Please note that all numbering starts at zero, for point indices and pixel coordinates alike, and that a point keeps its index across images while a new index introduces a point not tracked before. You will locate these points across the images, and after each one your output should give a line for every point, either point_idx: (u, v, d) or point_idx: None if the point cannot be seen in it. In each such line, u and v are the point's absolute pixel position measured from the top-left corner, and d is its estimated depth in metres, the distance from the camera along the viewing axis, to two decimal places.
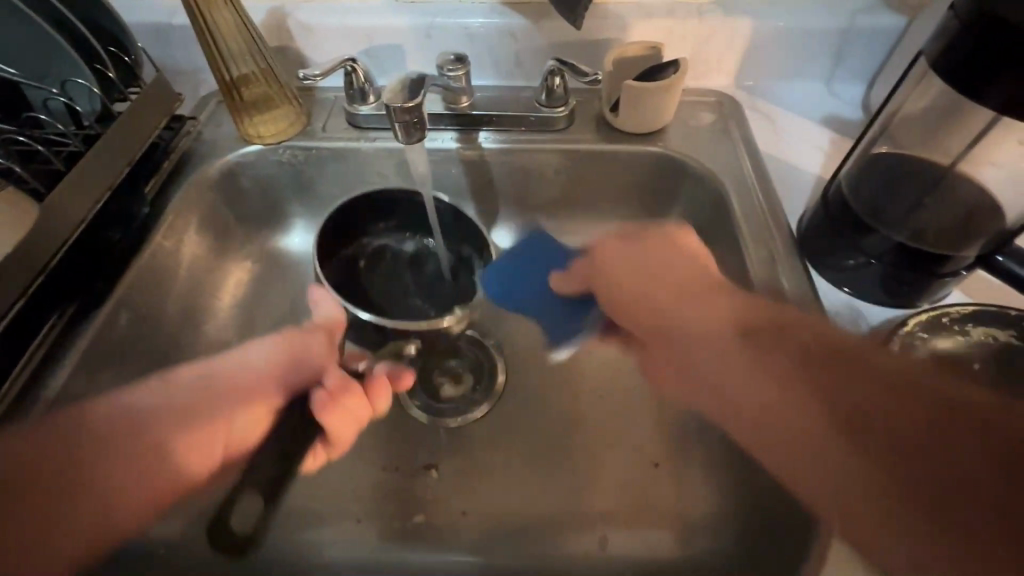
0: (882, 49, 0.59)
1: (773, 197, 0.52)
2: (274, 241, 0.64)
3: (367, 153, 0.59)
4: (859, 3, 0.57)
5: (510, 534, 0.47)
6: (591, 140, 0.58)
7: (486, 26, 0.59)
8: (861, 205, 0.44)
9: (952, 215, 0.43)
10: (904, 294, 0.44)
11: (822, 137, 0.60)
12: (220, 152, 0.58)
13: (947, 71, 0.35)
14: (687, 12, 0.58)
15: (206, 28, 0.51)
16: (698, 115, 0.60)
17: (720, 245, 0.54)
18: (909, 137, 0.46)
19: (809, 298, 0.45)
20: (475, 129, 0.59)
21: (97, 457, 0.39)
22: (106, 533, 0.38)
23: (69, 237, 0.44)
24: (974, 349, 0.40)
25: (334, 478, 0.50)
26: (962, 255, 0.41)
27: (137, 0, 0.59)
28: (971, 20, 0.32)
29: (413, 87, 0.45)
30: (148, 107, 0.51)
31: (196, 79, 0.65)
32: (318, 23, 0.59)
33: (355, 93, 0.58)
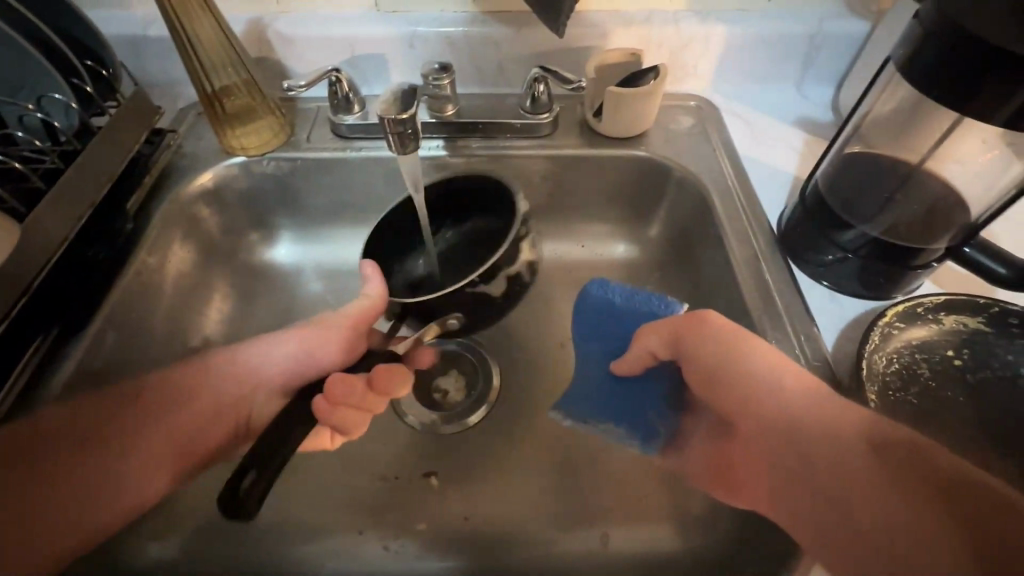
0: (848, 52, 0.62)
1: (753, 198, 0.54)
2: (260, 254, 0.63)
3: (353, 163, 0.58)
4: (825, 9, 0.60)
5: (513, 535, 0.48)
6: (576, 145, 0.59)
7: (469, 35, 0.59)
8: (836, 202, 0.46)
9: (921, 210, 0.45)
10: (880, 286, 0.46)
11: (796, 137, 0.62)
12: (202, 166, 0.57)
13: (913, 76, 0.37)
14: (664, 20, 0.60)
15: (186, 41, 0.50)
16: (678, 119, 0.62)
17: (704, 245, 0.56)
18: (880, 137, 0.49)
19: (791, 294, 0.47)
20: (462, 137, 0.59)
21: (124, 424, 0.41)
22: (115, 504, 0.38)
23: (52, 257, 0.43)
24: (948, 335, 0.42)
25: (333, 490, 0.50)
26: (933, 247, 0.43)
27: (111, 13, 0.58)
28: (935, 29, 0.35)
29: (406, 98, 0.46)
30: (128, 121, 0.50)
31: (173, 92, 0.64)
32: (299, 33, 0.59)
33: (340, 103, 0.58)
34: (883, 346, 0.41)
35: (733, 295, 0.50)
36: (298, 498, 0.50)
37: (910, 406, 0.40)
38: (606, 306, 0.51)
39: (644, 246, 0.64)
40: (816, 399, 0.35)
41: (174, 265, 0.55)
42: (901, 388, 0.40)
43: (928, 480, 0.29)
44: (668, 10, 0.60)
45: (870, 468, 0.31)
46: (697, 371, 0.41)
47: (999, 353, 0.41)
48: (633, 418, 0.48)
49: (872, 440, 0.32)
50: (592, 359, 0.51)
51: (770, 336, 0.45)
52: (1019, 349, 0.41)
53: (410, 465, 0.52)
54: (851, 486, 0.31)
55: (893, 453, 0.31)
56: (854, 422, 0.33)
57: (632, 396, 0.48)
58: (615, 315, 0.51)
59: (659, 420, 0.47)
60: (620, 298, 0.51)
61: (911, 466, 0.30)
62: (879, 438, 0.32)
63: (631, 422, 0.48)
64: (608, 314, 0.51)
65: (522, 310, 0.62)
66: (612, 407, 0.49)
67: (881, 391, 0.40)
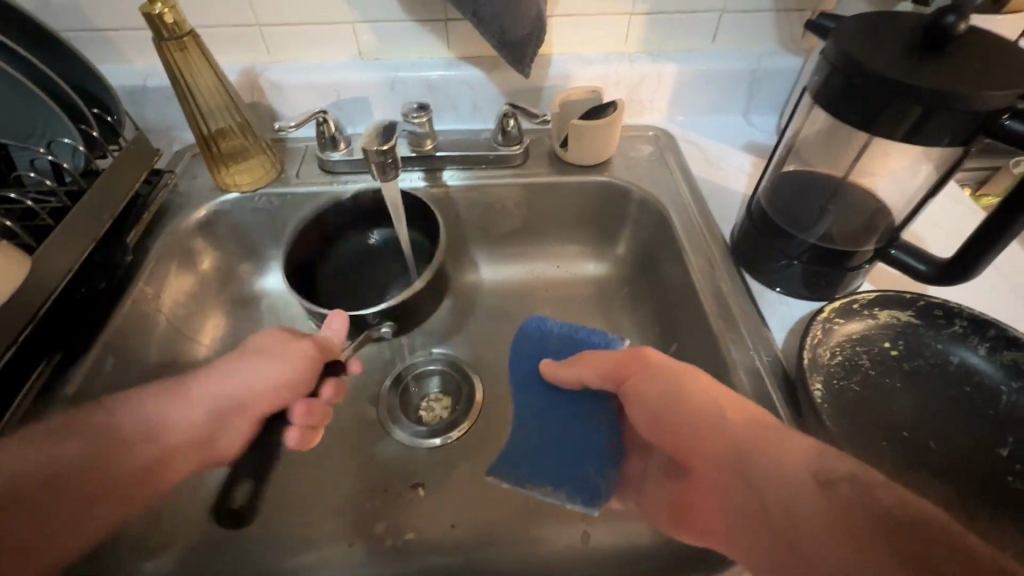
0: (786, 85, 0.69)
1: (707, 215, 0.60)
2: (251, 283, 0.66)
3: (340, 196, 0.63)
4: (762, 49, 0.67)
5: (496, 536, 0.50)
6: (546, 174, 0.64)
7: (444, 77, 0.65)
8: (777, 214, 0.51)
9: (849, 219, 0.50)
10: (821, 287, 0.51)
11: (745, 160, 0.68)
12: (198, 202, 0.61)
13: (827, 102, 0.42)
14: (620, 61, 0.67)
15: (186, 88, 0.54)
16: (638, 148, 0.68)
17: (666, 259, 0.61)
18: (812, 155, 0.54)
19: (744, 299, 0.52)
20: (439, 169, 0.64)
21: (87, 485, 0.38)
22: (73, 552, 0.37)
23: (58, 286, 0.46)
24: (882, 328, 0.46)
25: (322, 502, 0.52)
26: (863, 250, 0.48)
27: (114, 68, 0.63)
28: (836, 63, 0.40)
29: (388, 132, 0.51)
30: (130, 161, 0.54)
31: (169, 136, 0.68)
32: (287, 80, 0.64)
33: (326, 141, 0.63)
34: (826, 341, 0.45)
35: (693, 302, 0.54)
36: (289, 512, 0.51)
37: (853, 393, 0.44)
38: (542, 341, 0.58)
39: (613, 263, 0.68)
40: (740, 412, 0.36)
41: (168, 295, 0.58)
42: (844, 377, 0.44)
43: (874, 517, 0.27)
44: (623, 53, 0.67)
45: (820, 511, 0.29)
46: (648, 413, 0.42)
47: (930, 343, 0.46)
48: (575, 476, 0.49)
49: (818, 474, 0.31)
50: (526, 409, 0.54)
51: (726, 337, 0.49)
52: (947, 338, 0.46)
53: (397, 477, 0.54)
54: (802, 523, 0.29)
55: (836, 491, 0.29)
56: (796, 455, 0.32)
57: (576, 443, 0.50)
58: (550, 352, 0.57)
59: (601, 478, 0.48)
60: (558, 334, 0.57)
61: (855, 500, 0.29)
62: (826, 473, 0.31)
63: (570, 478, 0.49)
64: (543, 349, 0.57)
65: (501, 328, 0.66)
66: (551, 469, 0.50)
67: (825, 380, 0.44)
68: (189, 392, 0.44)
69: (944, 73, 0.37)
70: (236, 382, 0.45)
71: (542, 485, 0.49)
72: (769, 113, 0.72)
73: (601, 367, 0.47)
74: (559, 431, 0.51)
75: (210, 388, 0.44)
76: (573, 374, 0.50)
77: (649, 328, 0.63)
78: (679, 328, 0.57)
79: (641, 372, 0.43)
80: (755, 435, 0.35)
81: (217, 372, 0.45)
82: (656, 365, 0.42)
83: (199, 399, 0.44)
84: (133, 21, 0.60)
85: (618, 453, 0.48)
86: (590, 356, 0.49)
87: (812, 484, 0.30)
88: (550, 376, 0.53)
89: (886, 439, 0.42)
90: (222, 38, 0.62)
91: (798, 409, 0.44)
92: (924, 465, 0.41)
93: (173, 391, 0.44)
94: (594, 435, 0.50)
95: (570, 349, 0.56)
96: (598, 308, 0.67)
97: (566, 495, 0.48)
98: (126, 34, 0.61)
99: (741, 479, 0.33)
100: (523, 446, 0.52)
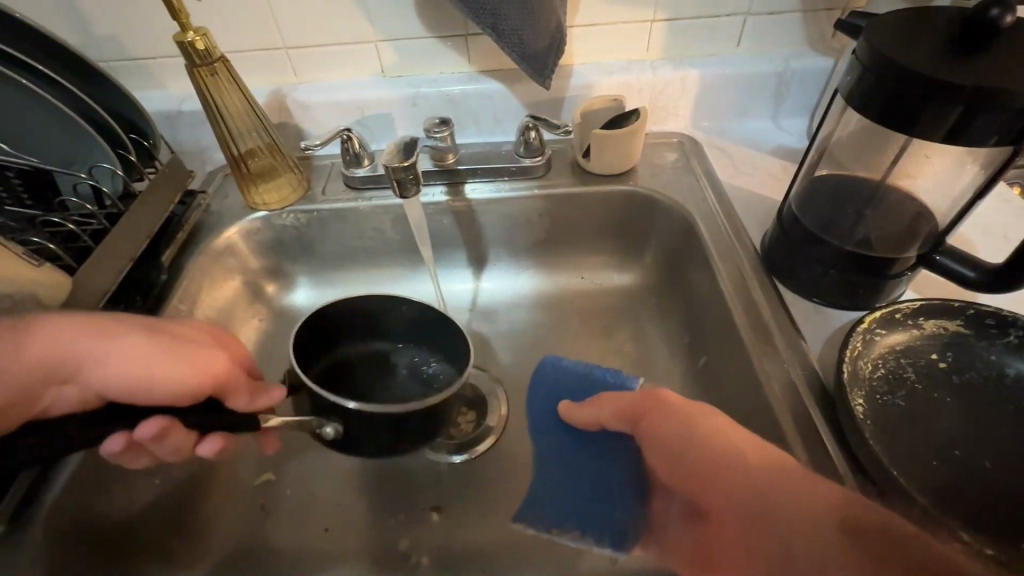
0: (817, 86, 0.67)
1: (736, 223, 0.58)
2: (281, 299, 0.68)
3: (365, 211, 0.64)
4: (790, 51, 0.66)
5: (524, 555, 0.49)
6: (569, 184, 0.64)
7: (464, 91, 0.66)
8: (810, 221, 0.49)
9: (889, 224, 0.48)
10: (860, 296, 0.48)
11: (774, 165, 0.66)
12: (228, 221, 0.62)
13: (858, 103, 0.41)
14: (642, 69, 0.66)
15: (217, 112, 0.56)
16: (662, 155, 0.67)
17: (693, 269, 0.59)
18: (846, 157, 0.52)
19: (778, 310, 0.50)
20: (462, 182, 0.64)
21: None
22: None
23: (97, 306, 0.48)
24: (927, 339, 0.44)
25: (350, 518, 0.52)
26: (904, 256, 0.46)
27: (152, 94, 0.66)
28: (868, 62, 0.39)
29: (409, 148, 0.51)
30: (166, 183, 0.57)
31: (203, 157, 0.71)
32: (314, 99, 0.66)
33: (351, 158, 0.64)
34: (866, 353, 0.43)
35: (722, 313, 0.53)
36: (319, 526, 0.52)
37: (897, 409, 0.42)
38: (557, 378, 0.57)
39: (638, 273, 0.67)
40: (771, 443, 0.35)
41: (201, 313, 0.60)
42: (888, 392, 0.42)
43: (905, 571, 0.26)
44: (645, 60, 0.66)
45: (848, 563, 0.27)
46: (664, 450, 0.40)
47: (982, 354, 0.43)
48: (599, 520, 0.48)
49: (843, 522, 0.29)
50: (545, 452, 0.53)
51: (760, 351, 0.47)
52: (1000, 349, 0.43)
53: (422, 494, 0.54)
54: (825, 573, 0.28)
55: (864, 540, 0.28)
56: (824, 494, 0.31)
57: (601, 489, 0.49)
58: (564, 389, 0.57)
59: (626, 517, 0.47)
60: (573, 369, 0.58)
61: (881, 550, 0.27)
62: (851, 519, 0.29)
63: (594, 520, 0.48)
64: (559, 387, 0.57)
65: (526, 340, 0.65)
66: (575, 513, 0.49)
67: (867, 395, 0.42)
68: (24, 344, 0.38)
69: (985, 69, 0.35)
70: (90, 345, 0.40)
71: (568, 530, 0.48)
72: (799, 116, 0.70)
73: (619, 408, 0.45)
74: (574, 471, 0.51)
75: (51, 345, 0.39)
76: (592, 415, 0.48)
77: (677, 339, 0.61)
78: (708, 341, 0.55)
79: (659, 414, 0.41)
80: (784, 468, 0.33)
81: (78, 334, 0.40)
82: (671, 402, 0.40)
83: (37, 348, 0.38)
84: (169, 49, 0.63)
85: (639, 491, 0.47)
86: (607, 398, 0.47)
87: (831, 533, 0.29)
88: (565, 416, 0.52)
89: (937, 459, 0.39)
90: (252, 63, 0.65)
91: (839, 426, 0.42)
92: (982, 486, 0.38)
93: (12, 333, 0.38)
94: (614, 476, 0.49)
95: (586, 387, 0.56)
96: (624, 320, 0.65)
97: (594, 538, 0.47)
98: (162, 62, 0.64)
99: (756, 524, 0.32)
100: (546, 489, 0.51)
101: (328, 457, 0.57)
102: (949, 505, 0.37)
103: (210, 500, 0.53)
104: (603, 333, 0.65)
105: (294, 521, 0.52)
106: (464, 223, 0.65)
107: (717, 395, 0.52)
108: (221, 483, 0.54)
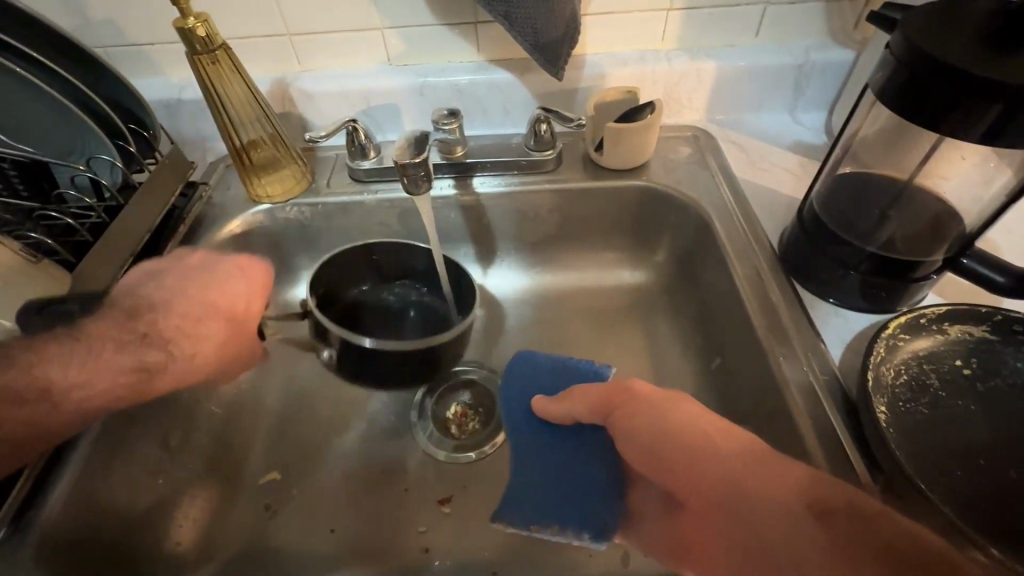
0: (836, 79, 0.65)
1: (754, 223, 0.56)
2: (283, 294, 0.67)
3: (371, 205, 0.62)
4: (809, 42, 0.64)
5: (534, 558, 0.49)
6: (580, 178, 0.62)
7: (473, 81, 0.64)
8: (832, 220, 0.48)
9: (915, 224, 0.47)
10: (882, 299, 0.47)
11: (791, 160, 0.64)
12: (231, 214, 0.61)
13: (890, 101, 0.39)
14: (656, 59, 0.64)
15: (218, 101, 0.54)
16: (676, 149, 0.65)
17: (707, 266, 0.58)
18: (869, 155, 0.51)
19: (797, 313, 0.48)
20: (470, 176, 0.62)
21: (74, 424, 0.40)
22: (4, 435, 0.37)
23: (95, 303, 0.47)
24: (952, 344, 0.43)
25: (356, 519, 0.52)
26: (931, 259, 0.44)
27: (150, 81, 0.64)
28: (904, 57, 0.37)
29: (419, 143, 0.50)
30: (166, 176, 0.56)
31: (204, 146, 0.69)
32: (318, 88, 0.64)
33: (356, 150, 0.62)
34: (889, 358, 0.42)
35: (738, 313, 0.51)
36: (325, 527, 0.51)
37: (921, 416, 0.41)
38: (532, 376, 0.55)
39: (650, 271, 0.66)
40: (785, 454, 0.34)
41: None
42: (911, 399, 0.41)
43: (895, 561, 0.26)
44: (660, 51, 0.64)
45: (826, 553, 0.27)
46: (643, 450, 0.38)
47: (1008, 361, 0.42)
48: (578, 512, 0.46)
49: (812, 506, 0.29)
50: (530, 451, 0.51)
51: (779, 353, 0.46)
52: None
53: (428, 493, 0.53)
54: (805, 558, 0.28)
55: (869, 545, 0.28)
56: (799, 487, 0.30)
57: (582, 480, 0.48)
58: (541, 387, 0.54)
59: (606, 510, 0.46)
60: (547, 368, 0.55)
61: (855, 533, 0.27)
62: (820, 505, 0.29)
63: (576, 513, 0.46)
64: (535, 384, 0.55)
65: (534, 337, 0.64)
66: (558, 506, 0.47)
67: (890, 402, 0.41)
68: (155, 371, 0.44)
69: None
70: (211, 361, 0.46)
71: (548, 525, 0.47)
72: (816, 110, 0.68)
73: (592, 403, 0.45)
74: (557, 467, 0.49)
75: (172, 370, 0.45)
76: (565, 412, 0.48)
77: (688, 338, 0.60)
78: (721, 342, 0.54)
79: (633, 406, 0.40)
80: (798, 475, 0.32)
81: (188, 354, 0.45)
82: (642, 397, 0.40)
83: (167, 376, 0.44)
84: (169, 34, 0.60)
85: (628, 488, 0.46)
86: (577, 393, 0.47)
87: (807, 518, 0.29)
88: (542, 413, 0.51)
89: (962, 470, 0.38)
90: (254, 49, 0.62)
91: (860, 435, 0.41)
92: (1010, 498, 0.37)
93: (136, 365, 0.43)
94: (590, 468, 0.48)
95: (561, 382, 0.54)
96: (635, 317, 0.64)
97: (574, 531, 0.46)
98: (162, 48, 0.62)
99: (734, 515, 0.31)
100: (526, 485, 0.49)
101: (335, 453, 0.56)
102: (975, 517, 0.36)
103: (215, 500, 0.52)
104: (613, 333, 0.63)
105: (301, 520, 0.52)
106: (473, 217, 0.64)
107: (731, 397, 0.52)
108: (227, 481, 0.53)
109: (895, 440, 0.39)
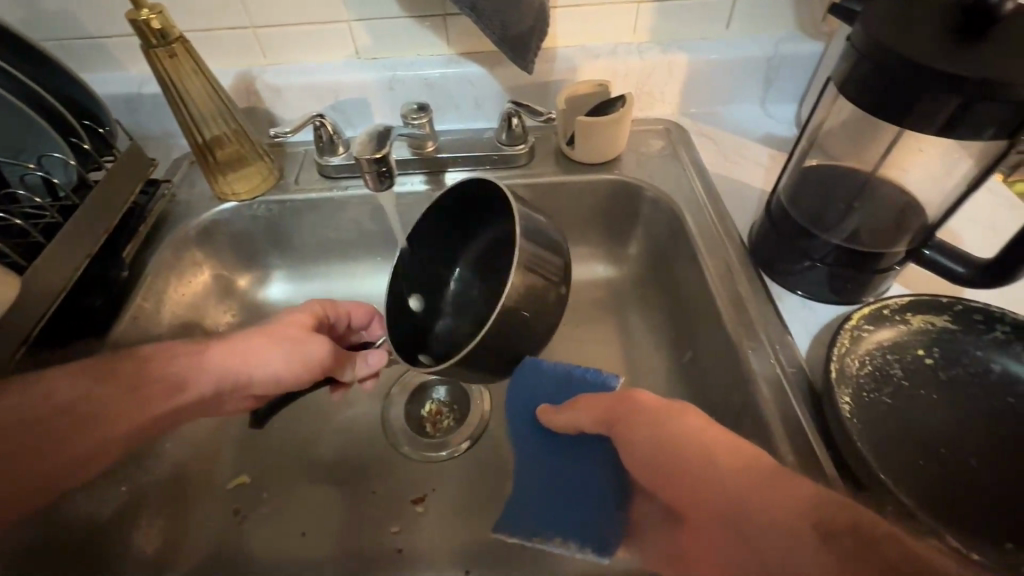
0: (806, 71, 0.65)
1: (725, 216, 0.56)
2: (252, 293, 0.65)
3: (340, 202, 0.61)
4: (779, 35, 0.64)
5: (508, 555, 0.49)
6: (552, 172, 0.61)
7: (442, 75, 0.63)
8: (800, 213, 0.48)
9: (879, 216, 0.47)
10: (848, 291, 0.47)
11: (762, 153, 0.65)
12: (195, 213, 0.60)
13: (856, 94, 0.39)
14: (628, 52, 0.63)
15: (178, 96, 0.53)
16: (648, 142, 0.65)
17: (679, 260, 0.58)
18: (836, 146, 0.51)
19: (765, 306, 0.49)
20: (441, 172, 0.62)
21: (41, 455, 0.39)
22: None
23: (49, 308, 0.45)
24: (915, 334, 0.43)
25: (328, 521, 0.51)
26: (894, 251, 0.45)
27: (108, 76, 0.62)
28: (869, 50, 0.37)
29: (381, 138, 0.48)
30: (125, 173, 0.54)
31: (167, 143, 0.67)
32: (284, 83, 0.62)
33: (324, 145, 0.61)
34: (854, 349, 0.43)
35: (707, 307, 0.52)
36: (296, 531, 0.50)
37: (884, 406, 0.41)
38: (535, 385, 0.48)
39: (623, 265, 0.66)
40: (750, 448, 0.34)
41: (167, 311, 0.57)
42: (875, 389, 0.42)
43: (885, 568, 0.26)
44: (631, 44, 0.64)
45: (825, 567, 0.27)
46: (644, 466, 0.37)
47: (969, 349, 0.43)
48: (581, 526, 0.45)
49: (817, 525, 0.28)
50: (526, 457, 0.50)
51: (747, 347, 0.46)
52: (987, 344, 0.43)
53: (400, 493, 0.53)
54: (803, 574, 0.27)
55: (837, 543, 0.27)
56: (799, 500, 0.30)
57: (581, 489, 0.46)
58: (545, 396, 0.49)
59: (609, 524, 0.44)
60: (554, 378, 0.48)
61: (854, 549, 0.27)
62: (825, 524, 0.28)
63: (578, 527, 0.45)
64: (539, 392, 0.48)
65: None
66: (559, 519, 0.46)
67: (854, 393, 0.41)
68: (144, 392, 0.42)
69: (991, 58, 0.33)
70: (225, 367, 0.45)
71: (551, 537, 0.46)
72: (787, 102, 0.69)
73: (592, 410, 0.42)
74: (555, 476, 0.48)
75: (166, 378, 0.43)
76: (568, 420, 0.44)
77: (661, 332, 0.60)
78: (693, 337, 0.54)
79: (633, 420, 0.38)
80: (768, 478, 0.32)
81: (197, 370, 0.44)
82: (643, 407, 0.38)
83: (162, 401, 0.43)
84: (126, 28, 0.58)
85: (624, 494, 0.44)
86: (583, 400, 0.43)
87: (808, 535, 0.28)
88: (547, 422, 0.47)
89: (922, 459, 0.39)
90: (216, 42, 0.61)
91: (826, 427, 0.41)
92: (969, 485, 0.38)
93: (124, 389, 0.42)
94: (591, 474, 0.46)
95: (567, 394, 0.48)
96: (609, 312, 0.64)
97: (577, 544, 0.44)
98: (119, 41, 0.60)
99: None
100: (528, 495, 0.49)
101: (308, 455, 0.55)
102: (937, 505, 0.37)
103: (182, 507, 0.51)
104: (588, 328, 0.63)
105: (272, 525, 0.51)
106: None
107: (702, 391, 0.52)
108: (194, 487, 0.52)
109: (859, 430, 0.39)
